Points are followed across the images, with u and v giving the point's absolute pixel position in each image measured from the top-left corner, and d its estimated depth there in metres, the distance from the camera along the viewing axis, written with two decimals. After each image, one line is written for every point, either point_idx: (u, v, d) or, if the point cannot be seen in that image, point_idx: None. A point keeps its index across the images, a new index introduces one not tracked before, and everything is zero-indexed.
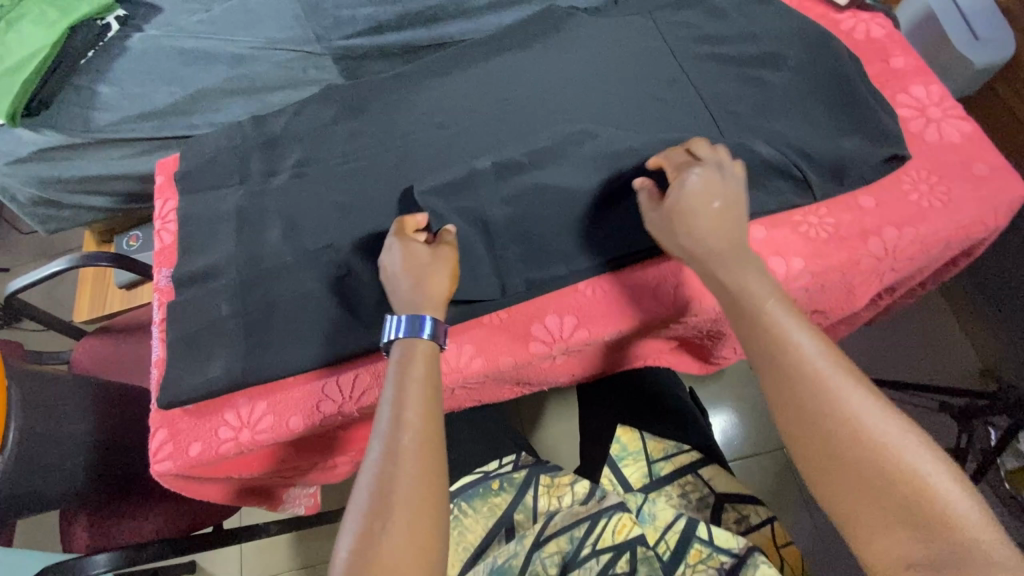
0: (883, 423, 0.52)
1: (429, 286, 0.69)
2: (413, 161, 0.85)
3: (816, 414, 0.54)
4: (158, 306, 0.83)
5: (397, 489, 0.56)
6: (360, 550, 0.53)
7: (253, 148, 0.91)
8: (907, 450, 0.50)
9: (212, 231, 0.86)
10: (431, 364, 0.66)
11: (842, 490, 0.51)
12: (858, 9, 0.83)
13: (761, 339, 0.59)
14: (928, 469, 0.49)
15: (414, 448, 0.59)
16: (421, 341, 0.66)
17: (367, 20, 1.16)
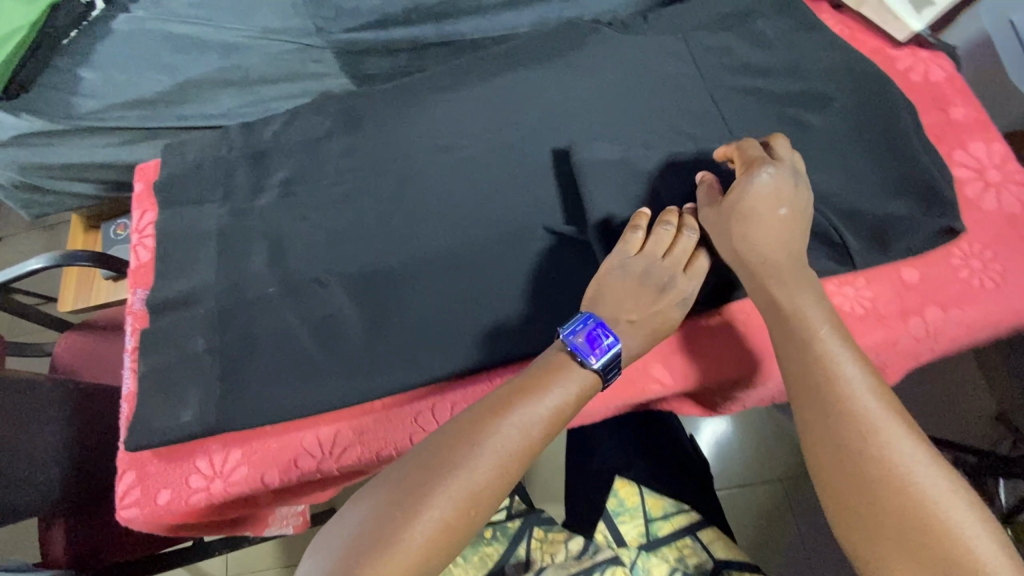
0: (932, 474, 0.50)
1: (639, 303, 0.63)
2: (412, 188, 0.78)
3: (856, 452, 0.52)
4: (132, 332, 0.77)
5: (466, 479, 0.53)
6: (395, 518, 0.50)
7: (240, 160, 0.84)
8: (945, 500, 0.49)
9: (193, 252, 0.79)
10: (574, 389, 0.58)
11: (865, 512, 0.51)
12: (918, 46, 0.74)
13: (815, 368, 0.56)
14: (964, 518, 0.48)
15: (507, 452, 0.55)
16: (586, 371, 0.60)
17: (373, 12, 1.06)
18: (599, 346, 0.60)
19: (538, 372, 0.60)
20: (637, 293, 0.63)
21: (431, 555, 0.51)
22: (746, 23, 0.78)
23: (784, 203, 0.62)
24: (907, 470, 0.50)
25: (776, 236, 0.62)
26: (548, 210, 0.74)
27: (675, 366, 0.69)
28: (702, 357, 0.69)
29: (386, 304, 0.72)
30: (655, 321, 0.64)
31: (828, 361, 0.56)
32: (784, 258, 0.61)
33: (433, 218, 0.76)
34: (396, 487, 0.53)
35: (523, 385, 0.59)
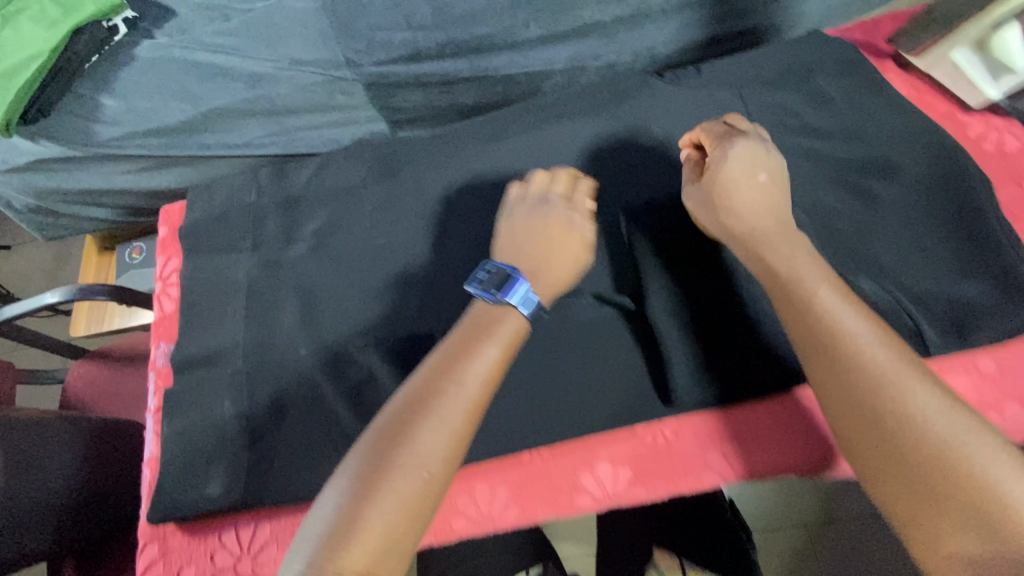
0: (951, 412, 0.46)
1: (542, 250, 0.63)
2: (452, 245, 0.74)
3: (876, 414, 0.48)
4: (155, 390, 0.74)
5: (432, 438, 0.49)
6: (366, 487, 0.46)
7: (271, 208, 0.80)
8: (967, 441, 0.44)
9: (219, 306, 0.76)
10: (511, 335, 0.56)
11: (894, 476, 0.46)
12: (991, 111, 0.72)
13: (819, 326, 0.52)
14: (991, 460, 0.43)
15: (462, 403, 0.51)
16: (514, 318, 0.57)
17: (405, 46, 1.02)
18: (506, 281, 0.59)
19: (473, 322, 0.58)
20: (534, 239, 0.63)
21: (411, 517, 0.46)
22: (805, 81, 0.75)
23: (760, 171, 0.61)
24: (924, 417, 0.46)
25: (759, 201, 0.60)
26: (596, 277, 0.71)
27: (737, 457, 0.64)
28: (765, 450, 0.64)
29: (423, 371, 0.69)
30: (555, 264, 0.62)
31: (828, 316, 0.52)
32: (769, 220, 0.59)
33: (474, 280, 0.73)
34: (362, 459, 0.48)
35: (468, 339, 0.55)
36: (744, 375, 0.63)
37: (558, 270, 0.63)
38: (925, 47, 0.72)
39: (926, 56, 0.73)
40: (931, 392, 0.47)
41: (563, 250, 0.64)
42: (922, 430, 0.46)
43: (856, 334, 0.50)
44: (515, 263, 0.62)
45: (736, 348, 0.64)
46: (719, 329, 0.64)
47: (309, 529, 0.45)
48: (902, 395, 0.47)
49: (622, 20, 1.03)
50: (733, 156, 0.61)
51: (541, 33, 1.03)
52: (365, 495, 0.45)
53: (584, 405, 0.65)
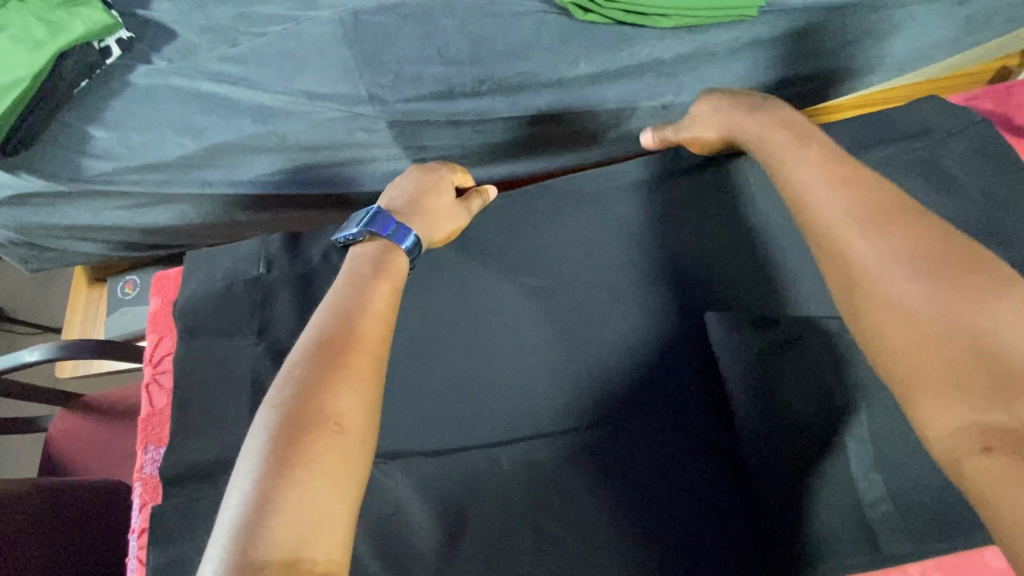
0: (957, 269, 0.43)
1: (424, 198, 0.63)
2: (497, 341, 0.64)
3: (877, 275, 0.45)
4: (139, 507, 0.63)
5: (349, 373, 0.45)
6: (282, 447, 0.41)
7: (283, 283, 0.69)
8: (964, 294, 0.42)
9: (218, 405, 0.64)
10: (398, 272, 0.54)
11: (906, 341, 0.42)
12: None
13: (813, 188, 0.50)
14: (998, 315, 0.41)
15: (364, 339, 0.47)
16: (399, 257, 0.56)
17: (437, 82, 0.90)
18: (370, 220, 0.59)
19: (373, 259, 0.55)
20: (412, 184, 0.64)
21: (341, 466, 0.41)
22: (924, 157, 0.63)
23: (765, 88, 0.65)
24: (931, 275, 0.43)
25: (744, 93, 0.62)
26: (671, 392, 0.59)
27: None
28: None
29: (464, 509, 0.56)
30: (431, 208, 0.62)
31: (830, 184, 0.49)
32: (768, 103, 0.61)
33: (523, 388, 0.61)
34: (274, 411, 0.43)
35: (348, 288, 0.51)
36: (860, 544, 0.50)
37: (433, 215, 0.62)
38: None
39: None
40: (930, 249, 0.44)
41: (440, 199, 0.64)
42: (912, 298, 0.43)
43: (841, 203, 0.48)
44: (389, 205, 0.61)
45: (848, 510, 0.51)
46: (828, 486, 0.52)
47: (229, 501, 0.39)
48: (893, 264, 0.44)
49: (684, 59, 0.91)
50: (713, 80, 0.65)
51: (592, 71, 0.90)
52: (281, 460, 0.40)
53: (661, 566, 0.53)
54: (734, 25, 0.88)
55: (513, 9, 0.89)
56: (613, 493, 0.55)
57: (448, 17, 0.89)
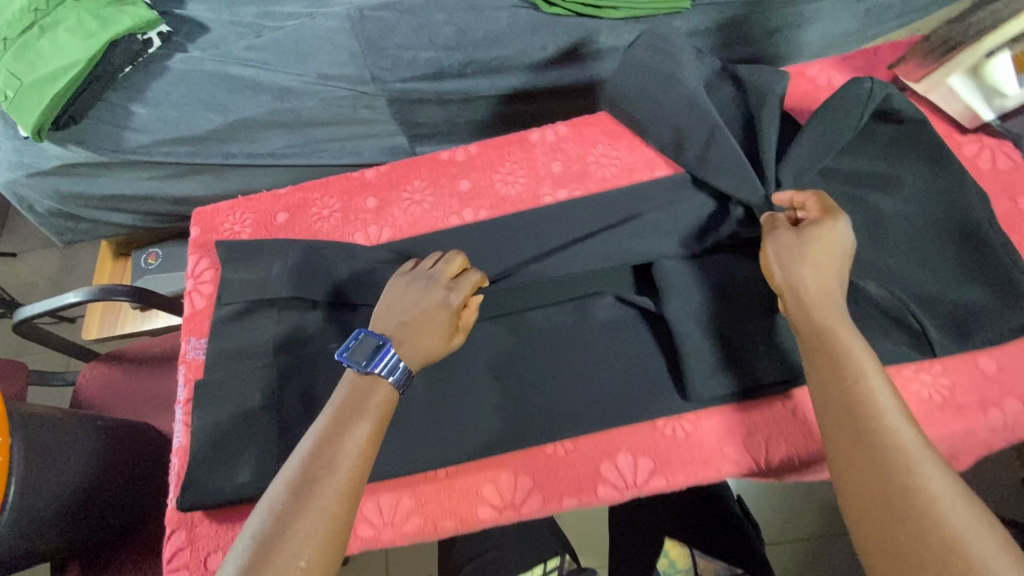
0: (952, 490, 0.44)
1: (417, 334, 0.63)
2: (477, 248, 0.78)
3: (874, 484, 0.46)
4: (185, 382, 0.76)
5: (318, 519, 0.49)
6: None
7: (305, 210, 0.85)
8: (939, 492, 0.44)
9: (247, 302, 0.77)
10: (384, 406, 0.58)
11: (875, 514, 0.45)
12: (985, 133, 0.74)
13: (830, 394, 0.51)
14: (958, 509, 0.43)
15: (339, 487, 0.51)
16: (382, 399, 0.58)
17: (429, 65, 1.08)
18: (376, 350, 0.60)
19: (359, 386, 0.58)
20: (411, 313, 0.64)
21: None
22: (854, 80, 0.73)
23: (849, 260, 0.61)
24: (928, 493, 0.44)
25: (826, 272, 0.59)
26: (617, 281, 0.74)
27: (754, 443, 0.66)
28: (775, 438, 0.65)
29: (451, 367, 0.71)
30: (421, 343, 0.63)
31: (846, 388, 0.51)
32: (838, 294, 0.58)
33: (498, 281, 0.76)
34: (251, 542, 0.48)
35: (336, 423, 0.55)
36: (756, 363, 0.66)
37: (422, 343, 0.63)
38: (924, 73, 0.74)
39: (920, 83, 0.75)
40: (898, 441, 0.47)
41: (432, 332, 0.64)
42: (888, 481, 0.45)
43: (840, 394, 0.51)
44: (384, 331, 0.63)
45: (747, 341, 0.67)
46: (730, 323, 0.68)
47: None
48: (878, 452, 0.47)
49: None
50: (827, 231, 0.61)
51: (558, 56, 1.09)
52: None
53: (611, 394, 0.68)
54: (675, 17, 1.07)
55: (492, 5, 1.07)
56: (571, 347, 0.70)
57: (439, 12, 1.07)
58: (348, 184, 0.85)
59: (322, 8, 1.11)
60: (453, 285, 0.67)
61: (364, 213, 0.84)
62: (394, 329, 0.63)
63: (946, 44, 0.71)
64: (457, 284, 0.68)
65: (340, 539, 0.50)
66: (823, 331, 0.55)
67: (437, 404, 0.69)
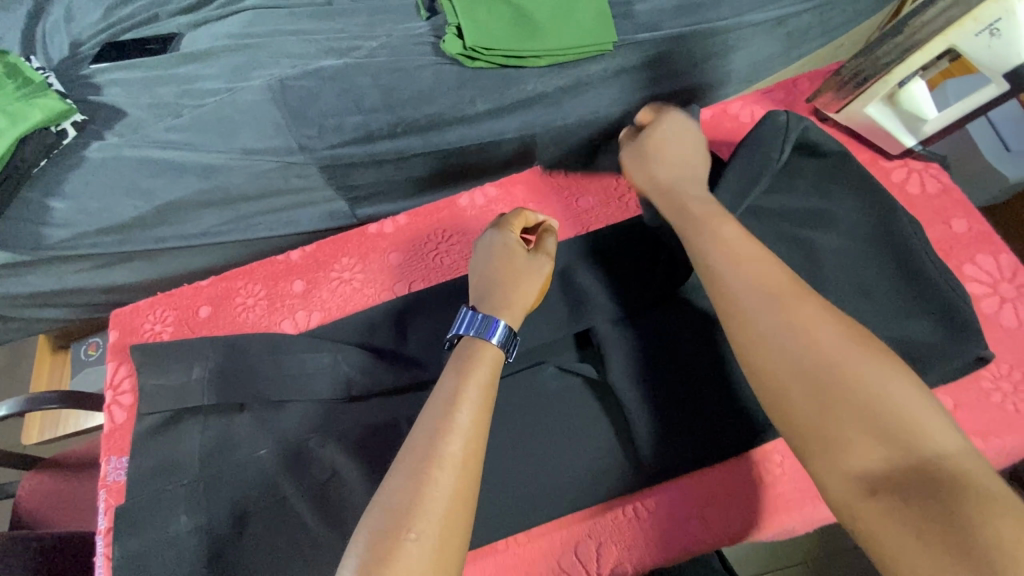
0: (842, 333, 0.47)
1: (501, 283, 0.63)
2: (412, 326, 0.74)
3: (777, 353, 0.48)
4: (104, 510, 0.70)
5: (439, 492, 0.46)
6: (368, 549, 0.44)
7: (231, 300, 0.80)
8: (845, 351, 0.46)
9: (169, 411, 0.72)
10: (492, 365, 0.56)
11: (798, 392, 0.46)
12: (910, 157, 0.74)
13: (717, 277, 0.53)
14: (877, 371, 0.45)
15: (459, 456, 0.48)
16: (488, 348, 0.57)
17: (357, 129, 1.06)
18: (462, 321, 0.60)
19: (463, 350, 0.58)
20: (488, 269, 0.65)
21: None
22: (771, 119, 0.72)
23: (670, 139, 0.70)
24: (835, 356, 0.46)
25: (674, 163, 0.68)
26: (557, 347, 0.71)
27: (711, 514, 0.63)
28: (733, 505, 0.63)
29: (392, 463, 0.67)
30: (508, 291, 0.62)
31: (731, 266, 0.53)
32: (685, 171, 0.67)
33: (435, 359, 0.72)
34: (380, 514, 0.46)
35: (456, 381, 0.54)
36: (709, 422, 0.63)
37: (509, 291, 0.62)
38: (842, 104, 0.73)
39: (841, 112, 0.74)
40: (813, 315, 0.48)
41: (514, 274, 0.64)
42: (806, 355, 0.47)
43: (738, 275, 0.52)
44: (474, 299, 0.64)
45: (697, 397, 0.64)
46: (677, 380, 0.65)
47: None
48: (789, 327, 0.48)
49: (564, 90, 1.09)
50: (660, 131, 0.71)
51: (489, 107, 1.08)
52: (369, 565, 0.43)
53: (559, 475, 0.64)
54: (600, 58, 1.07)
55: (415, 63, 1.05)
56: (516, 427, 0.66)
57: (362, 76, 1.05)
58: (273, 269, 0.81)
59: (242, 82, 1.08)
60: (509, 226, 0.68)
61: (291, 296, 0.79)
62: (476, 301, 0.63)
63: (857, 77, 0.69)
64: (513, 225, 0.68)
65: (465, 504, 0.47)
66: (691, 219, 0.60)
67: None
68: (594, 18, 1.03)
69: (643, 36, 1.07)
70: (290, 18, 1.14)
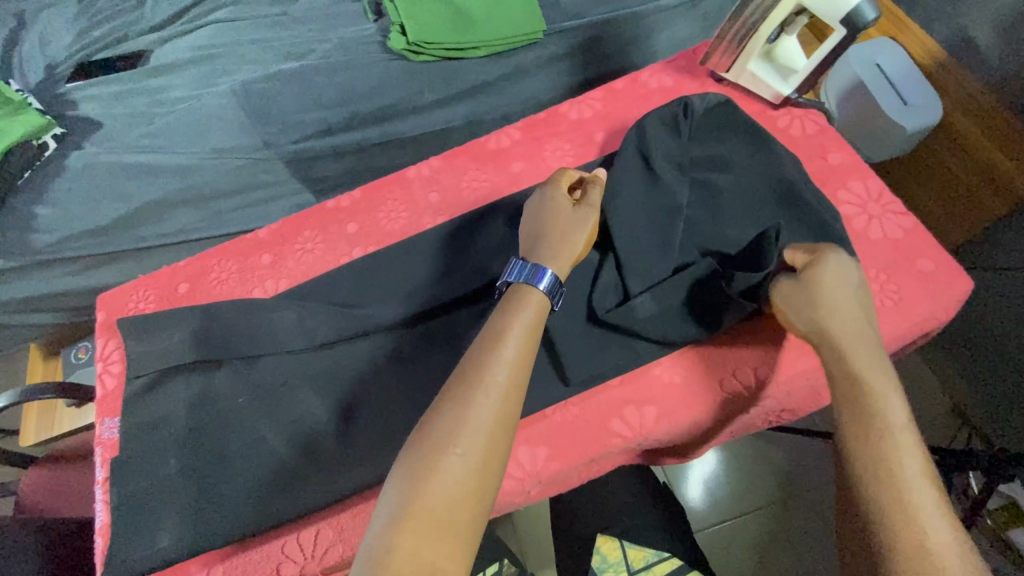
0: (948, 524, 0.46)
1: (551, 236, 0.71)
2: (370, 283, 0.84)
3: (886, 498, 0.48)
4: (102, 463, 0.78)
5: (486, 414, 0.56)
6: (419, 457, 0.53)
7: (206, 276, 0.89)
8: (945, 533, 0.46)
9: (155, 372, 0.80)
10: (538, 312, 0.64)
11: (880, 535, 0.47)
12: (792, 105, 0.85)
13: (858, 415, 0.54)
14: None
15: (503, 382, 0.58)
16: (536, 293, 0.65)
17: (317, 123, 1.16)
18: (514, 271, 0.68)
19: (511, 297, 0.66)
20: (539, 224, 0.73)
21: (472, 491, 0.52)
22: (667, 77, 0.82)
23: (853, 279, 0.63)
24: (929, 528, 0.46)
25: (851, 310, 0.60)
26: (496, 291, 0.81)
27: (633, 415, 0.70)
28: (653, 406, 0.71)
29: (356, 400, 0.76)
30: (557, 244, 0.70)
31: (870, 410, 0.53)
32: (854, 323, 0.59)
33: (390, 309, 0.81)
34: (432, 424, 0.56)
35: (502, 319, 0.63)
36: (626, 336, 0.73)
37: (557, 243, 0.70)
38: (729, 63, 0.84)
39: (730, 70, 0.85)
40: (928, 493, 0.48)
41: (562, 228, 0.72)
42: (905, 519, 0.47)
43: (872, 424, 0.53)
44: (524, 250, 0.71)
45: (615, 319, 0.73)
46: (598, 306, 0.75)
47: (388, 490, 0.53)
48: (901, 486, 0.49)
49: (504, 77, 1.20)
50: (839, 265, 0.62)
51: (437, 97, 1.18)
52: (419, 472, 0.52)
53: None
54: (533, 46, 1.18)
55: (366, 61, 1.16)
56: None
57: (319, 75, 1.15)
58: (243, 246, 0.90)
59: (208, 89, 1.18)
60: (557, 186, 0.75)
61: (260, 268, 0.89)
62: (528, 254, 0.70)
63: (734, 38, 0.80)
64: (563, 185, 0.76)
65: (502, 434, 0.56)
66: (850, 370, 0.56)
67: (345, 434, 0.74)
68: (523, 10, 1.15)
69: (569, 24, 1.19)
70: (249, 29, 1.25)
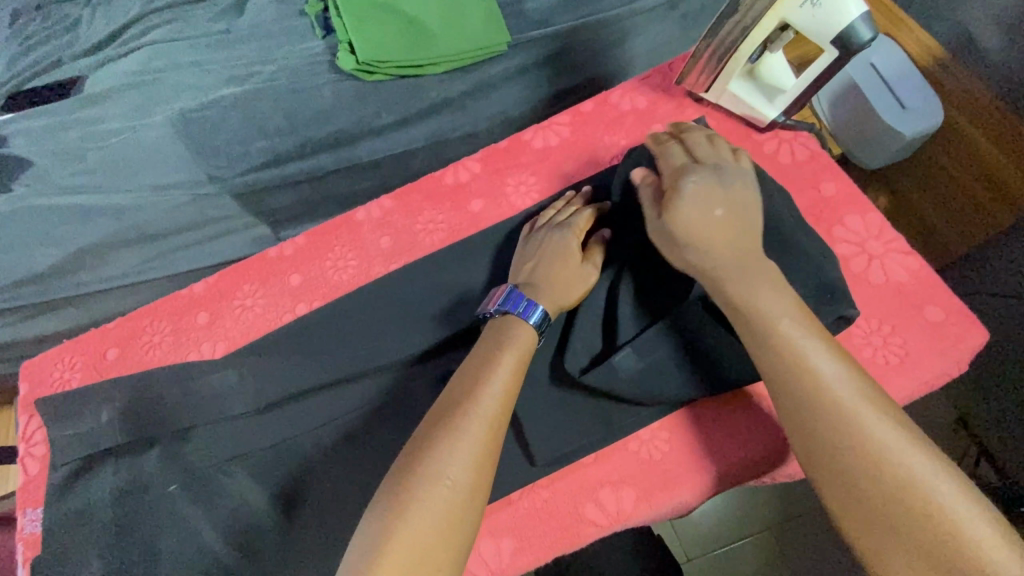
0: (926, 470, 0.48)
1: (549, 276, 0.66)
2: (315, 345, 0.75)
3: (857, 486, 0.49)
4: (22, 562, 0.71)
5: (472, 444, 0.51)
6: (397, 491, 0.49)
7: (136, 340, 0.80)
8: (930, 483, 0.47)
9: (80, 458, 0.72)
10: (527, 345, 0.60)
11: (876, 519, 0.48)
12: (779, 128, 0.76)
13: (793, 402, 0.53)
14: (968, 513, 0.46)
15: (490, 414, 0.53)
16: (526, 329, 0.61)
17: (264, 153, 1.07)
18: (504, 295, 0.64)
19: (499, 332, 0.61)
20: (540, 258, 0.68)
21: (456, 528, 0.48)
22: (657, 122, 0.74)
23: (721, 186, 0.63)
24: (916, 483, 0.47)
25: (718, 234, 0.61)
26: (454, 351, 0.73)
27: (609, 498, 0.63)
28: (632, 487, 0.63)
29: (302, 484, 0.68)
30: (554, 285, 0.65)
31: (807, 382, 0.53)
32: (727, 247, 0.60)
33: (338, 375, 0.73)
34: (412, 456, 0.51)
35: (485, 349, 0.59)
36: (600, 406, 0.65)
37: (553, 285, 0.65)
38: (707, 83, 0.74)
39: (709, 90, 0.75)
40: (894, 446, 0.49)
41: (564, 270, 0.66)
42: (895, 491, 0.48)
43: (819, 393, 0.52)
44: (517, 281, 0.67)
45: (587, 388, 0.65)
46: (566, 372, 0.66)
47: (361, 533, 0.48)
48: (870, 454, 0.49)
49: (467, 94, 1.11)
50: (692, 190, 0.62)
51: (395, 118, 1.09)
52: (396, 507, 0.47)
53: None
54: (497, 60, 1.09)
55: (314, 84, 1.06)
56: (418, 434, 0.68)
57: (264, 101, 1.05)
58: (177, 304, 0.82)
59: (146, 119, 1.08)
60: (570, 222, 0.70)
61: (196, 329, 0.80)
62: (527, 284, 0.66)
63: (710, 58, 0.70)
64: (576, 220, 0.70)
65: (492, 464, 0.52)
66: (760, 325, 0.56)
67: (290, 526, 0.66)
68: (484, 21, 1.06)
69: (536, 34, 1.10)
70: (189, 51, 1.15)
